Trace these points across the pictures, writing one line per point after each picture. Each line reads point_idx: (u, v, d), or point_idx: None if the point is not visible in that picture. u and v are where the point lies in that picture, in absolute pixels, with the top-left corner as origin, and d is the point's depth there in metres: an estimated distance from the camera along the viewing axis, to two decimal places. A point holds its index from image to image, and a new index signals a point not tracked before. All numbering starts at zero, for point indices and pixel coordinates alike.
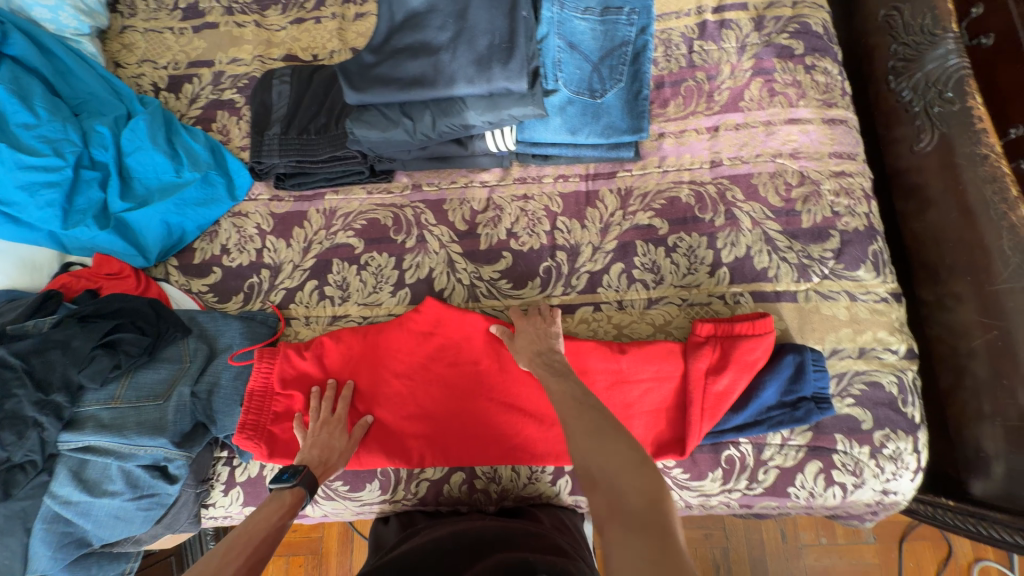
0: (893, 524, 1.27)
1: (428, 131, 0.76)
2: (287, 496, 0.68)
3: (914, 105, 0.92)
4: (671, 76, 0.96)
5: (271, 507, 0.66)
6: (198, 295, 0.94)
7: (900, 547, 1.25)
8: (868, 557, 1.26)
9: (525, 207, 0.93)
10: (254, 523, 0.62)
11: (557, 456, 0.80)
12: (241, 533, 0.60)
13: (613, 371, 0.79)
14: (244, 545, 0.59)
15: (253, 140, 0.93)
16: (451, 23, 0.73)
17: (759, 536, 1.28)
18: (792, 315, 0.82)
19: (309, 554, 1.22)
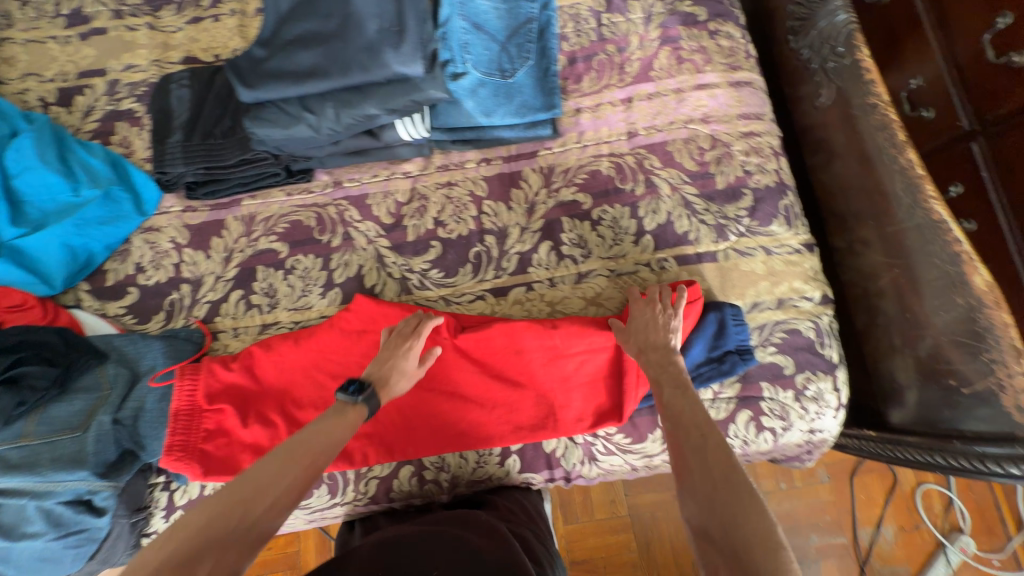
0: (843, 461, 1.35)
1: (331, 124, 0.74)
2: (349, 412, 0.66)
3: (812, 62, 0.97)
4: (582, 51, 0.96)
5: (337, 415, 0.65)
6: (115, 318, 0.89)
7: (852, 482, 1.34)
8: (824, 495, 1.33)
9: (450, 194, 0.92)
10: (317, 435, 0.61)
11: (501, 436, 0.81)
12: (299, 440, 0.60)
13: (548, 348, 0.80)
14: (301, 458, 0.58)
15: (154, 149, 0.88)
16: (336, 11, 0.72)
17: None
18: (714, 273, 0.85)
19: (287, 569, 1.20)
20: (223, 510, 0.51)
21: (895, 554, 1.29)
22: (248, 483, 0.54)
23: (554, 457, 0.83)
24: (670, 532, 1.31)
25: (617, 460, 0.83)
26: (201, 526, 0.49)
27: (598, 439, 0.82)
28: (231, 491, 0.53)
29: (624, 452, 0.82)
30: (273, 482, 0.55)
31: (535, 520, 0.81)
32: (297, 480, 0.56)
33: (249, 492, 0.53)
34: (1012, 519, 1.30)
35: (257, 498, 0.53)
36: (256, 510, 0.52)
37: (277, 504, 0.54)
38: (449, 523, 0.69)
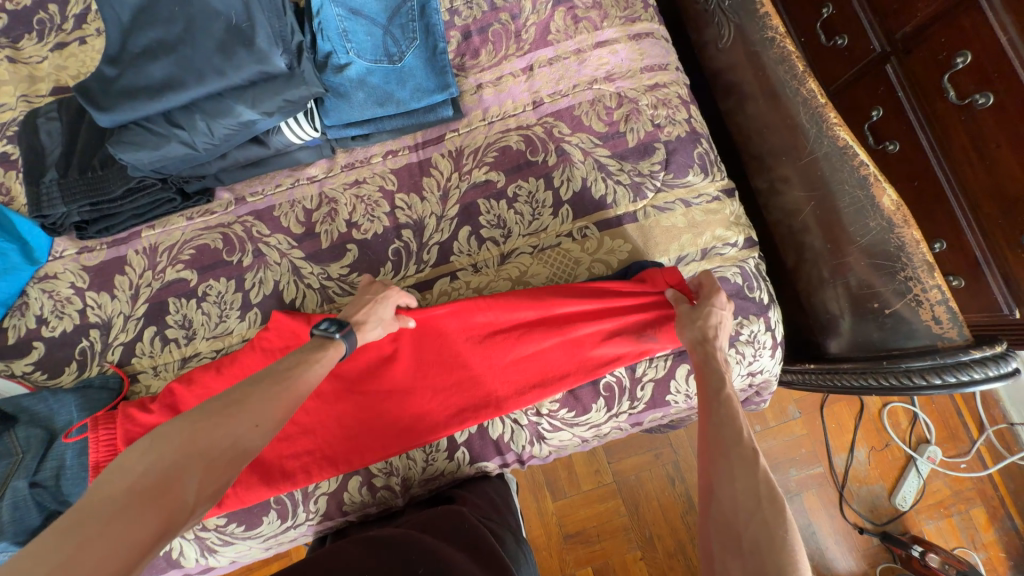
0: (812, 395, 1.37)
1: (206, 138, 0.69)
2: (330, 346, 0.67)
3: (710, 3, 0.95)
4: (476, 23, 0.92)
5: (318, 350, 0.66)
6: (24, 376, 0.83)
7: (822, 413, 1.36)
8: (797, 431, 1.35)
9: (360, 193, 0.88)
10: (300, 370, 0.62)
11: (446, 424, 0.79)
12: (278, 375, 0.60)
13: (482, 326, 0.79)
14: (282, 386, 0.59)
15: (28, 192, 0.81)
16: (179, 12, 0.68)
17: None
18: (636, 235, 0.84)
19: None
20: (208, 429, 0.52)
21: (870, 474, 1.33)
22: (229, 408, 0.54)
23: (503, 442, 0.82)
24: (656, 491, 1.33)
25: (567, 434, 0.83)
26: (183, 442, 0.50)
27: (543, 418, 0.81)
28: (215, 412, 0.53)
29: (572, 426, 0.82)
30: (253, 406, 0.56)
31: (501, 511, 0.80)
32: (276, 409, 0.57)
33: (227, 416, 0.54)
34: (973, 422, 1.35)
35: (238, 420, 0.54)
36: (238, 432, 0.53)
37: (259, 424, 0.55)
38: (438, 532, 0.67)
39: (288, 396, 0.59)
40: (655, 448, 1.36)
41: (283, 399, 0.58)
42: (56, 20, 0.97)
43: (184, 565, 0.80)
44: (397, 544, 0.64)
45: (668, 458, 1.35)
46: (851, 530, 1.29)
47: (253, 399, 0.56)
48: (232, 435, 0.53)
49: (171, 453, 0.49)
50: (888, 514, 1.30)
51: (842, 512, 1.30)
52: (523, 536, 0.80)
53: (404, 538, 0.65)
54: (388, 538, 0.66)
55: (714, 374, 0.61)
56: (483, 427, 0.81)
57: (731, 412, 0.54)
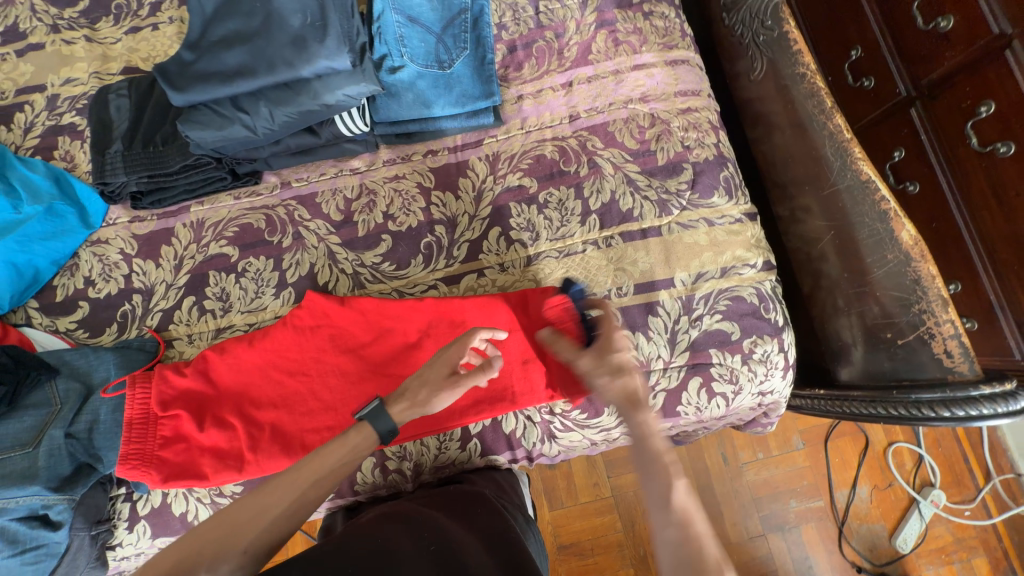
0: (817, 427, 1.38)
1: (267, 124, 0.74)
2: (348, 439, 0.65)
3: (746, 38, 0.98)
4: (522, 39, 0.97)
5: (338, 440, 0.64)
6: (67, 333, 0.88)
7: (826, 446, 1.36)
8: (800, 461, 1.36)
9: (399, 187, 0.92)
10: (318, 461, 0.62)
11: (462, 413, 0.82)
12: (283, 475, 0.61)
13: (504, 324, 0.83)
14: (290, 490, 0.60)
15: (94, 161, 0.87)
16: (260, 7, 0.73)
17: (702, 463, 1.36)
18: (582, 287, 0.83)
19: None
20: (203, 550, 0.56)
21: (871, 512, 1.32)
22: (223, 526, 0.58)
23: (515, 438, 0.84)
24: None
25: (577, 436, 0.85)
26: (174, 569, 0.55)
27: (555, 417, 0.84)
28: (209, 532, 0.57)
29: (583, 428, 0.84)
30: (251, 522, 0.58)
31: (508, 493, 0.81)
32: (277, 520, 0.59)
33: (225, 534, 0.57)
34: (980, 469, 1.34)
35: (231, 542, 0.57)
36: (228, 554, 0.56)
37: (247, 550, 0.57)
38: (455, 515, 0.69)
39: (289, 505, 0.60)
40: None
41: (283, 506, 0.60)
42: (133, 6, 1.04)
43: None
44: (412, 519, 0.67)
45: None
46: (849, 567, 1.28)
47: (252, 509, 0.59)
48: (220, 554, 0.56)
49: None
50: (887, 555, 1.29)
51: (841, 549, 1.29)
52: (530, 517, 0.81)
53: (426, 515, 0.68)
54: (411, 514, 0.69)
55: (652, 457, 0.55)
56: (496, 421, 0.84)
57: (685, 521, 0.50)
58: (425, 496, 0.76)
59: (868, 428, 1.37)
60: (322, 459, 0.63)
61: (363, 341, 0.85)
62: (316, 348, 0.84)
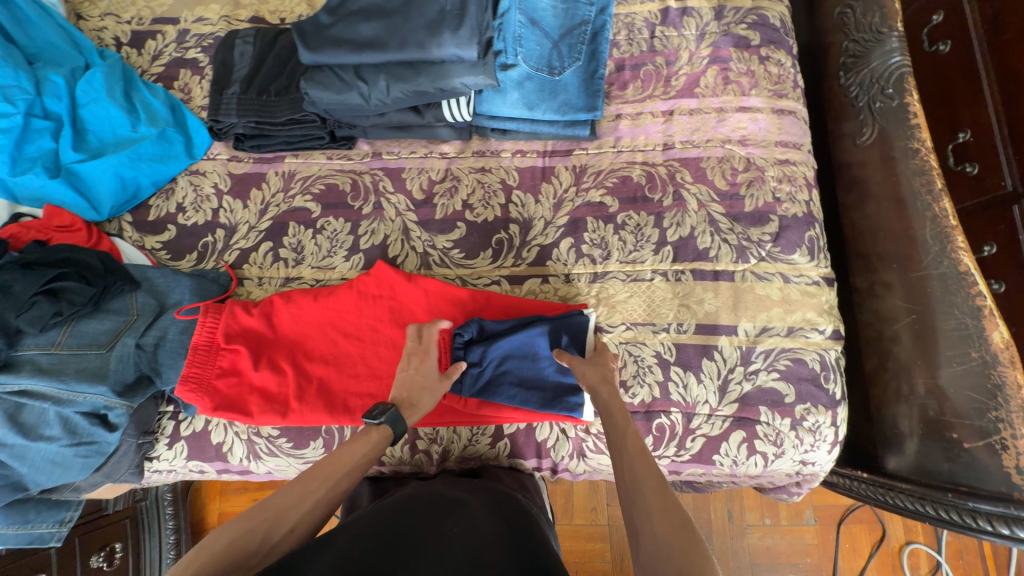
0: (833, 508, 1.33)
1: (382, 96, 0.77)
2: (374, 433, 0.69)
3: (860, 100, 0.95)
4: (632, 59, 0.98)
5: (364, 437, 0.69)
6: (151, 252, 0.94)
7: (838, 529, 1.31)
8: (808, 537, 1.31)
9: (482, 179, 0.94)
10: (348, 451, 0.67)
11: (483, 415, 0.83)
12: (323, 464, 0.65)
13: None
14: (330, 474, 0.64)
15: (212, 98, 0.93)
16: None
17: (705, 515, 1.33)
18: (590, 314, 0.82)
19: None
20: (253, 531, 0.58)
21: None
22: (268, 511, 0.59)
23: (545, 447, 0.84)
24: None
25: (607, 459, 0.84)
26: (227, 541, 0.56)
27: (589, 436, 0.83)
28: (253, 512, 0.59)
29: None
30: (295, 506, 0.61)
31: (530, 492, 0.82)
32: (320, 504, 0.62)
33: (272, 518, 0.59)
34: None
35: (278, 522, 0.59)
36: (277, 532, 0.59)
37: (294, 530, 0.60)
38: (480, 503, 0.71)
39: (328, 490, 0.63)
40: None
41: (325, 491, 0.63)
42: None
43: (229, 460, 0.86)
44: (435, 503, 0.69)
45: None
46: None
47: (295, 494, 0.62)
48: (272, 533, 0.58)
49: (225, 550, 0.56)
50: None
51: None
52: (550, 518, 0.83)
53: (453, 499, 0.71)
54: (440, 496, 0.71)
55: (609, 406, 0.68)
56: (531, 426, 0.84)
57: (635, 446, 0.62)
58: (450, 480, 0.79)
59: (888, 521, 1.31)
60: (352, 448, 0.67)
61: (418, 320, 0.86)
62: (374, 316, 0.86)
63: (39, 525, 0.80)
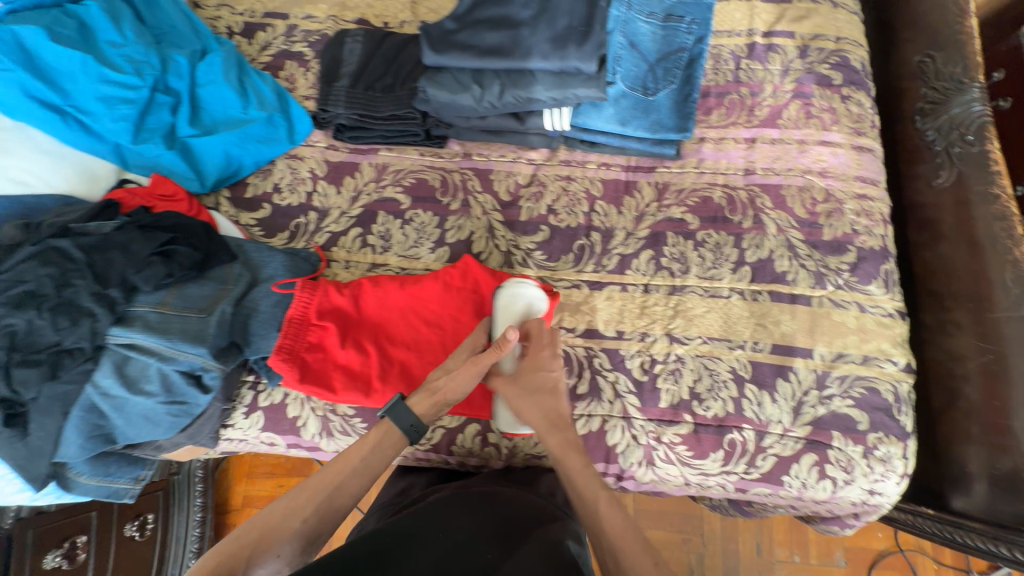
0: (865, 551, 1.30)
1: (494, 99, 0.81)
2: (369, 437, 0.73)
3: (936, 143, 0.99)
4: (717, 87, 1.03)
5: (358, 445, 0.72)
6: (245, 227, 0.98)
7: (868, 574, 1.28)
8: None
9: (568, 187, 0.98)
10: (339, 464, 0.71)
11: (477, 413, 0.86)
12: (313, 481, 0.69)
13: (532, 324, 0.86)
14: (321, 490, 0.68)
15: (321, 89, 0.99)
16: (534, 2, 0.80)
17: (733, 546, 1.32)
18: (509, 288, 0.82)
19: None
20: (243, 549, 0.63)
21: None
22: (258, 529, 0.65)
23: (614, 452, 0.84)
24: None
25: (675, 470, 0.84)
26: (222, 557, 0.62)
27: (661, 446, 0.83)
28: (249, 531, 0.64)
29: (684, 464, 0.83)
30: (283, 523, 0.65)
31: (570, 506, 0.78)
32: (309, 520, 0.66)
33: (264, 534, 0.64)
34: None
35: (269, 538, 0.64)
36: (266, 548, 0.63)
37: (281, 551, 0.64)
38: (523, 525, 0.64)
39: (315, 508, 0.67)
40: (685, 532, 1.33)
41: (313, 508, 0.67)
42: None
43: (302, 435, 0.87)
44: (474, 513, 0.65)
45: (694, 548, 1.32)
46: None
47: (283, 510, 0.66)
48: (263, 549, 0.63)
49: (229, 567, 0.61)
50: None
51: None
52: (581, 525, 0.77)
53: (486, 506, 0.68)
54: (472, 500, 0.68)
55: (572, 455, 0.73)
56: (602, 430, 0.84)
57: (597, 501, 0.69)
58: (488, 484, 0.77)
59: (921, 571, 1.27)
60: (341, 462, 0.71)
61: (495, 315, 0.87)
62: (454, 308, 0.89)
63: (118, 480, 0.81)
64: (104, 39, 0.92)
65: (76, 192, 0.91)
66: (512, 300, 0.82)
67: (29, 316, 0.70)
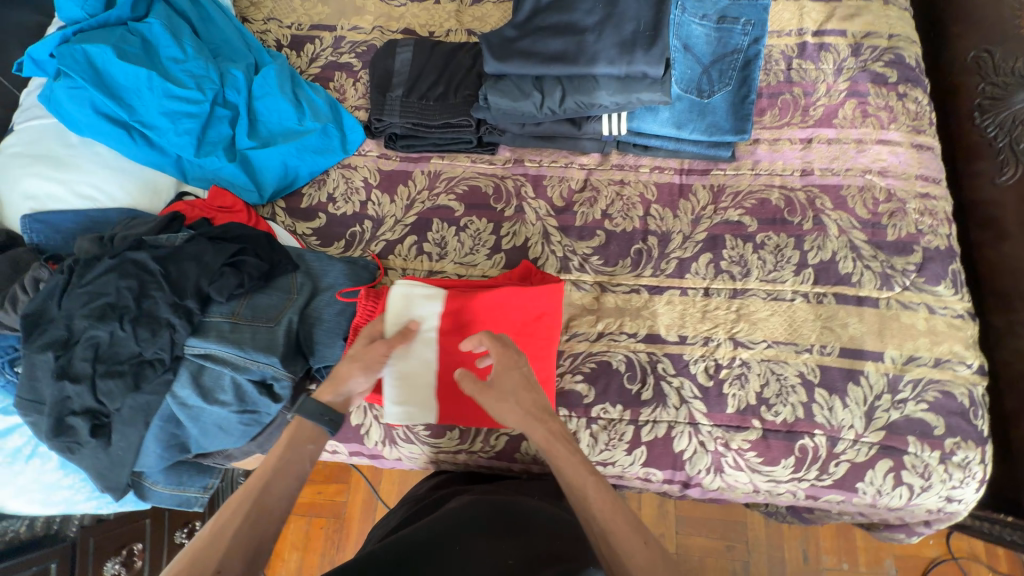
0: (915, 558, 1.26)
1: (555, 107, 0.82)
2: (291, 433, 0.68)
3: (999, 140, 0.96)
4: (769, 88, 1.02)
5: (286, 444, 0.67)
6: (302, 236, 0.99)
7: None
8: None
9: (621, 192, 0.97)
10: (272, 464, 0.64)
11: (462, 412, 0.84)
12: (248, 490, 0.61)
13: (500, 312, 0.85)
14: (253, 498, 0.61)
15: (375, 99, 1.01)
16: (598, 8, 0.80)
17: (779, 554, 1.29)
18: (405, 286, 0.86)
19: (332, 517, 1.37)
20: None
21: None
22: (195, 552, 0.55)
23: (681, 459, 0.83)
24: None
25: (744, 477, 0.83)
26: None
27: (729, 452, 0.82)
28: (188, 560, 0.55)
29: (753, 471, 0.82)
30: (221, 540, 0.57)
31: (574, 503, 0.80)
32: (246, 531, 0.58)
33: (197, 559, 0.55)
34: None
35: (208, 562, 0.55)
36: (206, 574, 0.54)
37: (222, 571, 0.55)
38: (529, 530, 0.63)
39: (252, 517, 0.59)
40: (729, 539, 1.30)
41: (246, 519, 0.59)
42: None
43: (366, 443, 0.88)
44: (466, 527, 0.63)
45: (739, 556, 1.29)
46: None
47: (217, 526, 0.58)
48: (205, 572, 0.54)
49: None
50: None
51: None
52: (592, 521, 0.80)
53: (486, 521, 0.65)
54: (472, 514, 0.66)
55: (552, 450, 0.68)
56: (669, 436, 0.83)
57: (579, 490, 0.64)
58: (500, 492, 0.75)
59: None
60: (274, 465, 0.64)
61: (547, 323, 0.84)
62: (503, 309, 0.84)
63: (190, 488, 0.82)
64: (166, 55, 0.94)
65: (140, 205, 0.93)
66: (408, 298, 0.85)
67: (112, 328, 0.72)
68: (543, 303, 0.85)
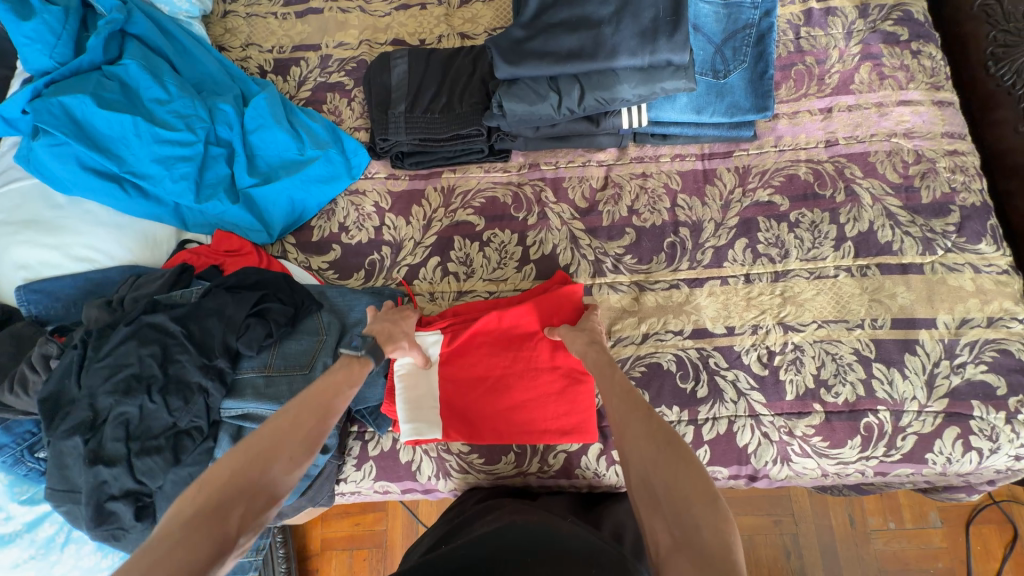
0: (958, 508, 1.23)
1: (574, 105, 0.78)
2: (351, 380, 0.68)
3: (1017, 87, 0.95)
4: (781, 60, 0.99)
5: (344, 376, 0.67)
6: (318, 271, 0.94)
7: (967, 529, 1.21)
8: (937, 541, 1.21)
9: (645, 185, 0.94)
10: (330, 387, 0.65)
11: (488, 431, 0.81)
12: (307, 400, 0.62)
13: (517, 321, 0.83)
14: (296, 432, 0.58)
15: (377, 117, 0.95)
16: None
17: (827, 522, 1.23)
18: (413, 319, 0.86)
19: (372, 547, 1.33)
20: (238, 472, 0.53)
21: None
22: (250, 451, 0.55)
23: (746, 453, 0.81)
24: (767, 560, 1.21)
25: (812, 463, 0.81)
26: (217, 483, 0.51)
27: (794, 440, 0.80)
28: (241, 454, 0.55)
29: (821, 456, 0.80)
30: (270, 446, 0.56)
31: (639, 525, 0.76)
32: (293, 443, 0.58)
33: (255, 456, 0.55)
34: None
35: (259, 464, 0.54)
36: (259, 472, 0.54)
37: (291, 462, 0.56)
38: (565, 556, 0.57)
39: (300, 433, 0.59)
40: (775, 513, 1.24)
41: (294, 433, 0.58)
42: None
43: (418, 479, 0.84)
44: (499, 553, 0.58)
45: (787, 528, 1.24)
46: None
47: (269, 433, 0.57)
48: (258, 468, 0.54)
49: (189, 541, 0.47)
50: None
51: None
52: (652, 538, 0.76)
53: (515, 548, 0.59)
54: (502, 541, 0.60)
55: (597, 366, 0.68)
56: (731, 432, 0.81)
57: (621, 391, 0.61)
58: (531, 513, 0.68)
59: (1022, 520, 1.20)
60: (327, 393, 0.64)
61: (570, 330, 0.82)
62: (521, 321, 0.83)
63: None
64: (149, 97, 0.88)
65: (141, 261, 0.88)
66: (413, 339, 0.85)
67: (141, 402, 0.67)
68: (555, 303, 0.83)
